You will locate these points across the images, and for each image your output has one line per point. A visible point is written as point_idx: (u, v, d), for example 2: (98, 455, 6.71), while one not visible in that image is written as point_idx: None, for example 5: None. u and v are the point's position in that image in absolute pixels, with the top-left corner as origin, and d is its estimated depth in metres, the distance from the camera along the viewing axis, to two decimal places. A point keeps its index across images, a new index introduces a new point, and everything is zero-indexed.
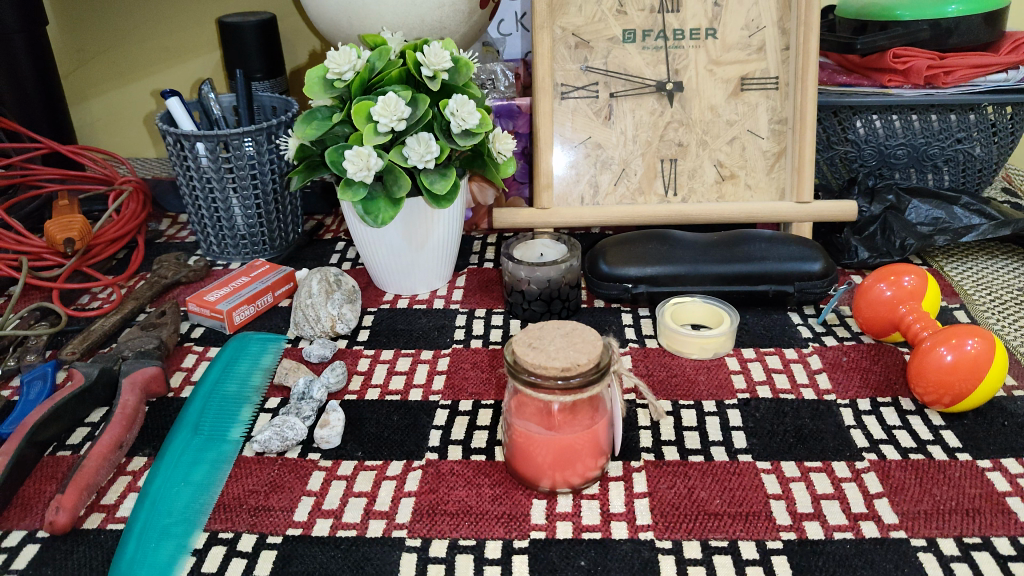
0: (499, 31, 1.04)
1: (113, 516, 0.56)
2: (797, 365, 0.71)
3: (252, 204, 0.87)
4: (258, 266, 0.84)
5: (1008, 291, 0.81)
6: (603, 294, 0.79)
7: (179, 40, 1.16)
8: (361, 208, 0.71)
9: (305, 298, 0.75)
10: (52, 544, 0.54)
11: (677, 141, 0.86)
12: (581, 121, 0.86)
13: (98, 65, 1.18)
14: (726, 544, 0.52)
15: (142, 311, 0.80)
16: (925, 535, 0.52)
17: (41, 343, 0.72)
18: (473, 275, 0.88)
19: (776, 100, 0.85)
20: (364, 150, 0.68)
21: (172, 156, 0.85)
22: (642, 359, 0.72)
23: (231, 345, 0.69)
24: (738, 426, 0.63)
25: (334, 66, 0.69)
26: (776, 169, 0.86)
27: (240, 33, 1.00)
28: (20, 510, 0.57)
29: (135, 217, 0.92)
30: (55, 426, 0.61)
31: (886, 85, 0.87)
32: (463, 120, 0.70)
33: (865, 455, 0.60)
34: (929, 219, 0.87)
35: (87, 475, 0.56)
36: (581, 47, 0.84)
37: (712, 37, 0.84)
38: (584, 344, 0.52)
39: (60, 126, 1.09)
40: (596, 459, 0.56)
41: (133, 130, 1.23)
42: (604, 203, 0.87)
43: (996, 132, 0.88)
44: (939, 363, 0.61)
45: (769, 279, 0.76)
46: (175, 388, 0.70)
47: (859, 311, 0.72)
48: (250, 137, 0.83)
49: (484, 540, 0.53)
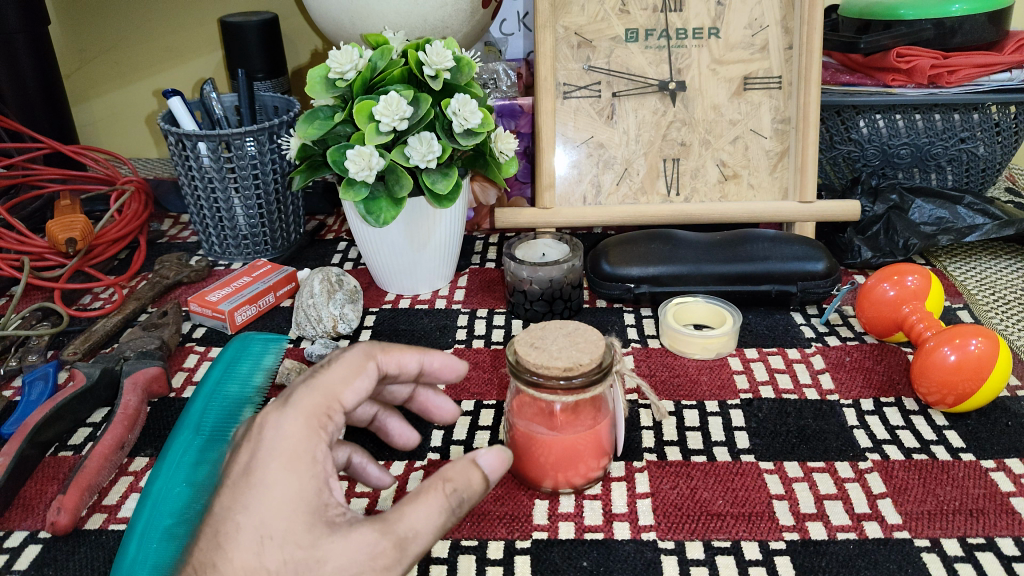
0: (502, 31, 1.04)
1: (114, 516, 0.56)
2: (800, 365, 0.70)
3: (254, 204, 0.86)
4: (260, 266, 0.84)
5: (1012, 291, 0.81)
6: (605, 294, 0.79)
7: (181, 41, 1.16)
8: (363, 208, 0.71)
9: (307, 298, 0.75)
10: (54, 545, 0.54)
11: (679, 140, 0.86)
12: (584, 120, 0.85)
13: (100, 66, 1.18)
14: (728, 545, 0.52)
15: (144, 312, 0.80)
16: (929, 535, 0.52)
17: (42, 343, 0.72)
18: (475, 275, 0.88)
19: (779, 99, 0.84)
20: (366, 149, 0.68)
21: (174, 155, 0.85)
22: (645, 359, 0.72)
23: (232, 347, 0.69)
24: (741, 426, 0.63)
25: (336, 65, 0.69)
26: (779, 169, 0.86)
27: (242, 33, 1.00)
28: (22, 511, 0.57)
29: (136, 217, 0.92)
30: (57, 427, 0.61)
31: (889, 84, 0.87)
32: (465, 120, 0.70)
33: (868, 455, 0.60)
34: (932, 218, 0.87)
35: (89, 475, 0.56)
36: (583, 46, 0.84)
37: (716, 36, 0.83)
38: (586, 344, 0.52)
39: (61, 125, 1.09)
40: (598, 460, 0.56)
41: (135, 130, 1.23)
42: (606, 203, 0.87)
43: (999, 131, 0.88)
44: (943, 363, 0.60)
45: (771, 279, 0.76)
46: (178, 388, 0.70)
47: (862, 312, 0.72)
48: (252, 137, 0.83)
49: (486, 540, 0.53)
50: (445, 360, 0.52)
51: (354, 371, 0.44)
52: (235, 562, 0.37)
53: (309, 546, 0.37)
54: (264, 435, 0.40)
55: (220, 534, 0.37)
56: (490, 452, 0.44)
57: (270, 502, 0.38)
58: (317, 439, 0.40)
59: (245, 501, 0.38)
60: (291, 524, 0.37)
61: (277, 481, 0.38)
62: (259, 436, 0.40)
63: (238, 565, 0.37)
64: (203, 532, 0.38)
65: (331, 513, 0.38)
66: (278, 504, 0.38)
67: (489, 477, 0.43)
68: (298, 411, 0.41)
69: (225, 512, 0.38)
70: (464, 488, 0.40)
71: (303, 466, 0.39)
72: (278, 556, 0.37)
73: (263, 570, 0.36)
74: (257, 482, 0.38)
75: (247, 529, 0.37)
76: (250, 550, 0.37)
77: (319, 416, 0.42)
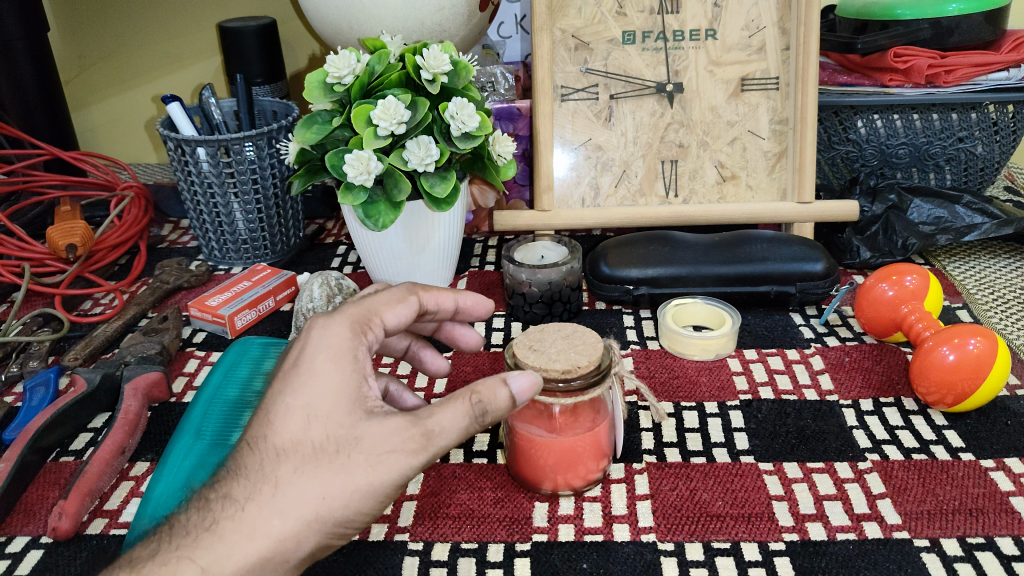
0: (499, 34, 1.04)
1: (115, 521, 0.56)
2: (799, 366, 0.70)
3: (253, 209, 0.87)
4: (259, 270, 0.84)
5: (1011, 289, 0.81)
6: (604, 296, 0.79)
7: (180, 46, 1.16)
8: (362, 212, 0.71)
9: (306, 303, 0.75)
10: (55, 550, 0.54)
11: (677, 142, 0.86)
12: (581, 123, 0.86)
13: (100, 72, 1.18)
14: (728, 546, 0.52)
15: (144, 317, 0.80)
16: (928, 535, 0.52)
17: (43, 350, 0.73)
18: (474, 278, 0.88)
19: (776, 100, 0.84)
20: (364, 154, 0.69)
21: (173, 161, 0.85)
22: (644, 361, 0.72)
23: (232, 351, 0.69)
24: (741, 427, 0.63)
25: (334, 69, 0.70)
26: (777, 169, 0.86)
27: (241, 38, 1.00)
28: (23, 516, 0.57)
29: (136, 222, 0.92)
30: (57, 433, 0.61)
31: (887, 84, 0.87)
32: (463, 123, 0.70)
33: (868, 455, 0.60)
34: (931, 218, 0.87)
35: (90, 480, 0.56)
36: (580, 49, 0.84)
37: (712, 38, 0.84)
38: (584, 346, 0.52)
39: (61, 131, 1.09)
40: (597, 462, 0.56)
41: (135, 135, 1.24)
42: (605, 205, 0.87)
43: (997, 130, 0.87)
44: (941, 363, 0.60)
45: (770, 279, 0.76)
46: (178, 393, 0.70)
47: (861, 312, 0.72)
48: (251, 142, 0.83)
49: (486, 543, 0.53)
50: (477, 301, 0.58)
51: (398, 299, 0.52)
52: (285, 434, 0.43)
53: (349, 427, 0.43)
54: (313, 334, 0.47)
55: (273, 411, 0.44)
56: (522, 376, 0.47)
57: (316, 388, 0.44)
58: (359, 341, 0.47)
59: (295, 386, 0.45)
60: (334, 407, 0.44)
61: (323, 370, 0.45)
62: (308, 335, 0.47)
63: (287, 436, 0.43)
64: (260, 412, 0.45)
65: (370, 403, 0.45)
66: (322, 390, 0.44)
67: (518, 399, 0.46)
68: (342, 319, 0.48)
69: (279, 393, 0.45)
70: (488, 400, 0.44)
71: (345, 360, 0.45)
72: (322, 431, 0.43)
73: (308, 441, 0.43)
74: (306, 370, 0.45)
75: (297, 407, 0.44)
76: (298, 425, 0.43)
77: (361, 326, 0.48)
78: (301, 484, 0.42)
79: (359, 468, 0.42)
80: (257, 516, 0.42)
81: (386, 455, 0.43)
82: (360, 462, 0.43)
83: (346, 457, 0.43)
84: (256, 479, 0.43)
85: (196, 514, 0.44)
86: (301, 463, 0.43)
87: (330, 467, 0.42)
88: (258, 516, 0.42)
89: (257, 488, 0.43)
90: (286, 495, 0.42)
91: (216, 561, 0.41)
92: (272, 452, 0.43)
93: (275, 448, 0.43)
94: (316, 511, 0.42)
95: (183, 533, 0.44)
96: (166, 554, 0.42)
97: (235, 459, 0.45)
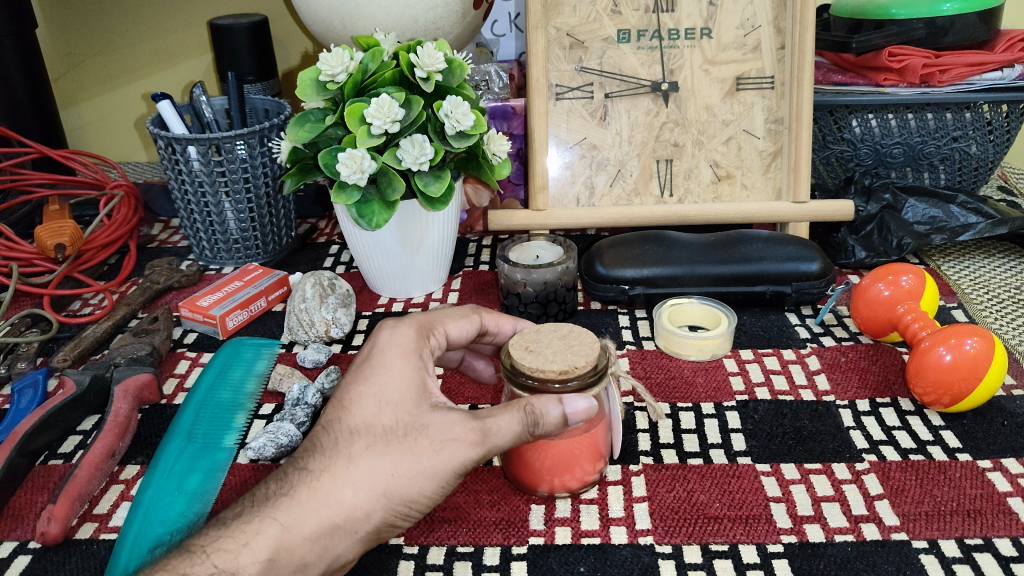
0: (493, 32, 1.04)
1: (106, 526, 0.55)
2: (796, 366, 0.70)
3: (245, 208, 0.86)
4: (252, 270, 0.83)
5: (1005, 289, 0.81)
6: (600, 296, 0.78)
7: (170, 44, 1.15)
8: (355, 212, 0.70)
9: (299, 303, 0.74)
10: (44, 556, 0.53)
11: (672, 141, 0.86)
12: (576, 122, 0.85)
13: (88, 69, 1.17)
14: (726, 548, 0.52)
15: (134, 318, 0.79)
16: (926, 536, 0.52)
17: (31, 350, 0.72)
18: (468, 278, 0.87)
19: (771, 99, 0.84)
20: (357, 152, 0.68)
21: (163, 160, 0.84)
22: (640, 361, 0.71)
23: (225, 351, 0.69)
24: (738, 429, 0.63)
25: (327, 67, 0.69)
26: (772, 169, 0.86)
27: (232, 35, 0.99)
28: (10, 521, 0.56)
29: (126, 222, 0.91)
30: (45, 436, 0.60)
31: (882, 84, 0.87)
32: (458, 122, 0.69)
33: (865, 456, 0.59)
34: (925, 217, 0.87)
35: (79, 484, 0.55)
36: (575, 47, 0.83)
37: (708, 36, 0.83)
38: (582, 346, 0.51)
39: (48, 129, 1.08)
40: (594, 464, 0.55)
41: (123, 134, 1.22)
42: (599, 205, 0.87)
43: (991, 130, 0.87)
44: (939, 363, 0.60)
45: (766, 279, 0.76)
46: (169, 394, 0.69)
47: (857, 312, 0.72)
48: (242, 141, 0.82)
49: (482, 547, 0.53)
50: None
51: (462, 315, 0.56)
52: (357, 417, 0.46)
53: (416, 416, 0.46)
54: (381, 333, 0.51)
55: (345, 399, 0.47)
56: (579, 401, 0.48)
57: (387, 378, 0.48)
58: (423, 343, 0.51)
59: (368, 376, 0.48)
60: (402, 395, 0.47)
61: (392, 363, 0.49)
62: (377, 333, 0.51)
63: (360, 419, 0.46)
64: (334, 400, 0.48)
65: (434, 398, 0.48)
66: (391, 378, 0.48)
67: (570, 420, 0.48)
68: (410, 323, 0.52)
69: (348, 380, 0.49)
70: (541, 414, 0.46)
71: (412, 357, 0.49)
72: (391, 415, 0.46)
73: (379, 424, 0.46)
74: (374, 361, 0.49)
75: (365, 391, 0.47)
76: (369, 410, 0.46)
77: (425, 331, 0.52)
78: (373, 460, 0.44)
79: (425, 452, 0.45)
80: (332, 485, 0.44)
81: (448, 442, 0.45)
82: (424, 445, 0.45)
83: (413, 440, 0.45)
84: (331, 455, 0.45)
85: (275, 483, 0.45)
86: (373, 442, 0.45)
87: (400, 446, 0.45)
88: (330, 485, 0.44)
89: (331, 462, 0.45)
90: (358, 469, 0.44)
91: (296, 520, 0.43)
92: (345, 432, 0.46)
93: (347, 428, 0.46)
94: (350, 484, 0.44)
95: (263, 499, 0.44)
96: (250, 511, 0.43)
97: (309, 441, 0.47)
